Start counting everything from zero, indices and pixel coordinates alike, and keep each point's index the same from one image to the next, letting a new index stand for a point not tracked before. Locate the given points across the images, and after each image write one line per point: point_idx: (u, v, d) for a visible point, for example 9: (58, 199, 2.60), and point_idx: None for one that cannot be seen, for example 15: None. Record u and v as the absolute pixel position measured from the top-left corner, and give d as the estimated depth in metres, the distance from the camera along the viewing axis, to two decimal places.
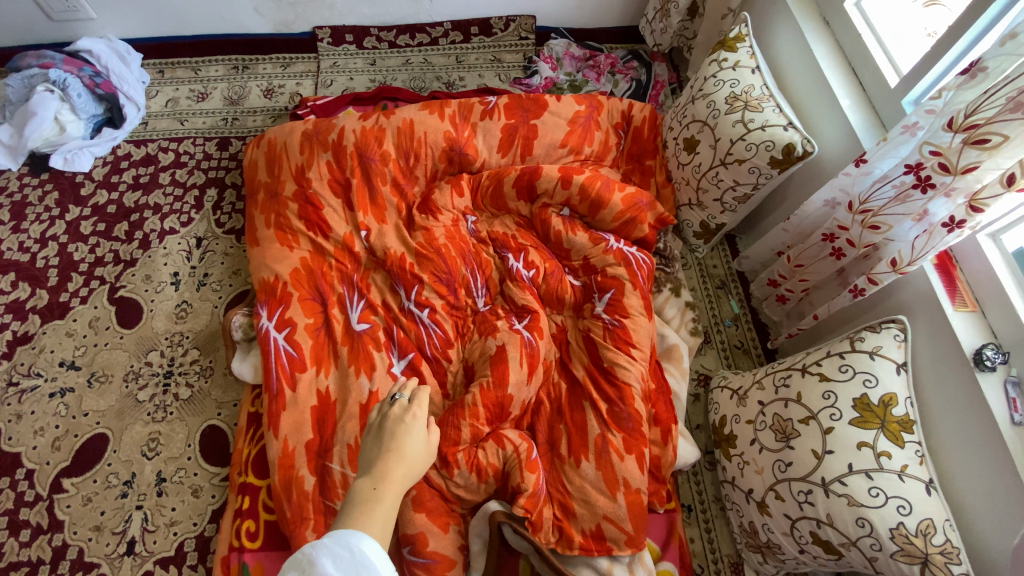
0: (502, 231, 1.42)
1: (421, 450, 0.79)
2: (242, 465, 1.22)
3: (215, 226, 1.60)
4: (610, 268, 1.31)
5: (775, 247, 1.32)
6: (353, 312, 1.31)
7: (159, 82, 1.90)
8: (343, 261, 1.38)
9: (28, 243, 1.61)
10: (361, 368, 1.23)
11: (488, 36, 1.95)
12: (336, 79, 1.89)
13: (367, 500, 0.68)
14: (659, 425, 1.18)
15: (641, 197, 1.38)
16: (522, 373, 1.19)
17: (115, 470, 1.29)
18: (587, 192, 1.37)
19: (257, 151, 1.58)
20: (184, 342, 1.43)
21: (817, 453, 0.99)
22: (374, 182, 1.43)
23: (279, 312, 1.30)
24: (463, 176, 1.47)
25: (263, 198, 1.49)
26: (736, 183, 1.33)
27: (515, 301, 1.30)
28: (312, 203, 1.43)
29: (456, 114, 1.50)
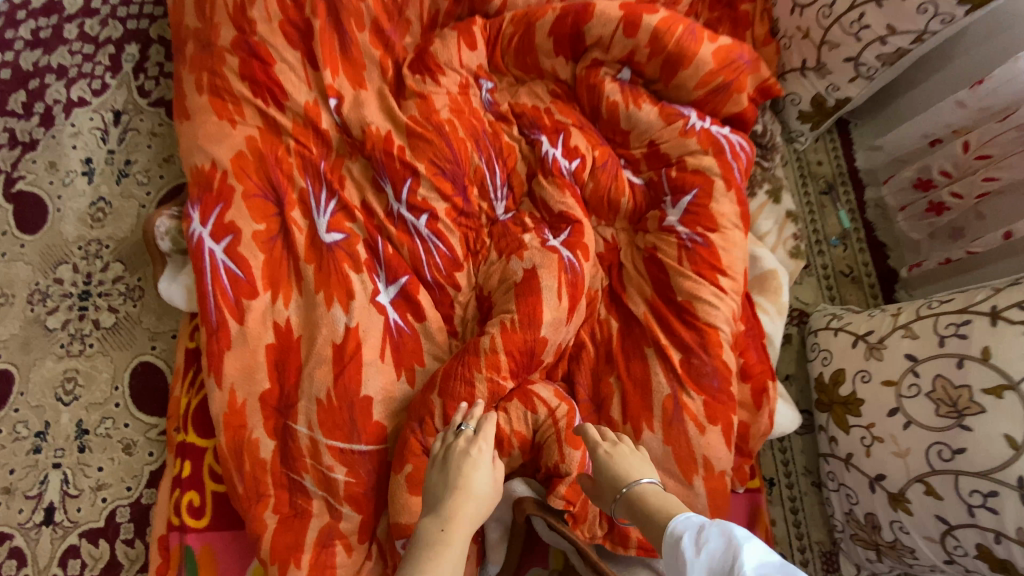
0: (531, 104, 1.00)
1: (491, 489, 0.70)
2: (180, 420, 0.91)
3: (137, 96, 1.17)
4: (691, 158, 0.90)
5: (928, 134, 0.93)
6: (320, 218, 0.92)
7: None
8: (305, 143, 0.97)
9: None
10: (333, 296, 0.87)
11: None
12: None
13: (434, 545, 0.61)
14: (750, 382, 0.84)
15: (740, 51, 0.94)
16: (561, 308, 0.83)
17: (25, 418, 0.99)
18: (660, 42, 0.92)
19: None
20: (103, 254, 1.07)
21: (1013, 442, 0.65)
22: (346, 26, 0.98)
23: (216, 214, 0.92)
24: (475, 20, 1.01)
25: (192, 50, 1.05)
26: (889, 31, 0.91)
27: (551, 204, 0.91)
28: (258, 57, 0.99)
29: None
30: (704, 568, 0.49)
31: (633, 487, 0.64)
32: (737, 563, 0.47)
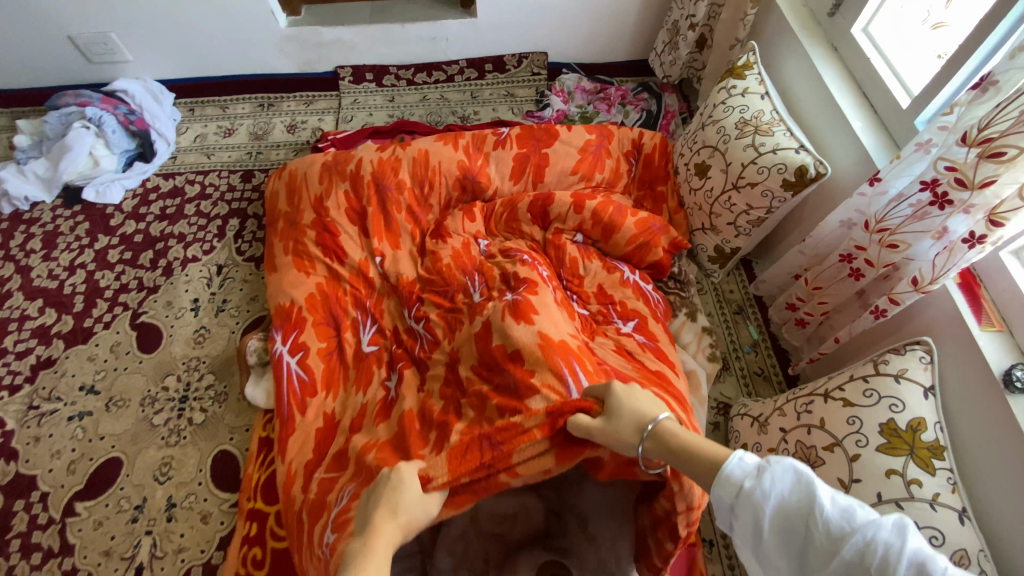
0: (513, 247, 1.38)
1: (416, 503, 0.82)
2: (249, 492, 1.21)
3: (235, 254, 1.64)
4: (629, 300, 1.32)
5: (792, 271, 1.28)
6: (365, 335, 1.32)
7: (188, 120, 1.97)
8: (357, 287, 1.39)
9: (57, 270, 1.64)
10: (359, 386, 1.23)
11: (501, 72, 2.01)
12: (356, 115, 1.96)
13: (357, 563, 0.70)
14: None
15: (654, 222, 1.39)
16: (553, 320, 1.11)
17: (127, 494, 1.29)
18: (599, 217, 1.38)
19: (279, 178, 1.62)
20: (200, 367, 1.45)
21: (843, 482, 0.94)
22: (390, 211, 1.46)
23: (293, 336, 1.31)
24: (476, 204, 1.49)
25: (284, 224, 1.54)
26: (749, 207, 1.32)
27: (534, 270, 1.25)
28: (328, 228, 1.47)
29: (470, 144, 1.54)
30: (776, 497, 0.60)
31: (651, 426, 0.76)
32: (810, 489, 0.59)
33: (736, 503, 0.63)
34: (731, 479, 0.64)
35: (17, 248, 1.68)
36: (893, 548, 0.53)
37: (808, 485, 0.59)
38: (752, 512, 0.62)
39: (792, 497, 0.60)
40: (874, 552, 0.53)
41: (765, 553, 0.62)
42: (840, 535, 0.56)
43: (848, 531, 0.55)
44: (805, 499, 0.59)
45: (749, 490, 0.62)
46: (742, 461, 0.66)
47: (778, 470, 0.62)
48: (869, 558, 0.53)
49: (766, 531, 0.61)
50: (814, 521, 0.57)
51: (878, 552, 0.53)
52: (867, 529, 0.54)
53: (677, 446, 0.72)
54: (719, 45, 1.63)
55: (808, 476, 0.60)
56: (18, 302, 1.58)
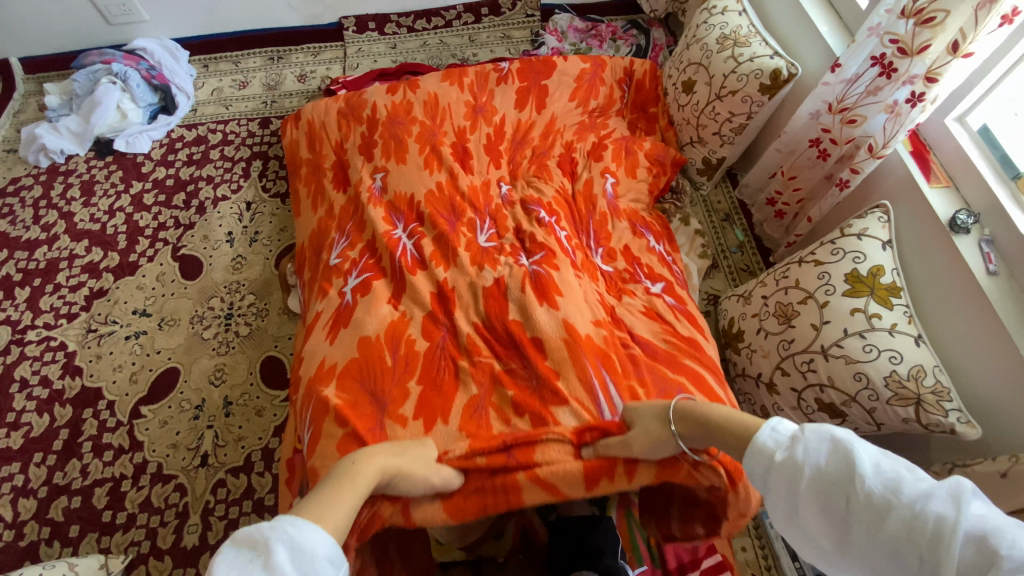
0: (535, 195, 1.41)
1: (422, 463, 0.88)
2: (298, 383, 1.36)
3: (262, 191, 1.77)
4: (656, 266, 1.35)
5: (770, 169, 1.42)
6: (336, 251, 1.35)
7: (204, 75, 2.07)
8: (342, 215, 1.43)
9: (98, 214, 1.77)
10: (320, 292, 1.29)
11: (497, 16, 2.12)
12: (362, 62, 2.08)
13: (345, 473, 0.79)
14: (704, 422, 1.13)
15: (661, 152, 1.57)
16: (576, 305, 1.14)
17: (187, 397, 1.44)
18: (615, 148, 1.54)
19: (300, 125, 1.69)
20: (241, 289, 1.59)
21: (815, 326, 1.10)
22: (401, 139, 1.51)
23: (303, 277, 1.45)
24: (483, 124, 1.58)
25: (305, 158, 1.64)
26: (731, 114, 1.46)
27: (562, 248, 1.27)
28: (343, 157, 1.59)
29: (473, 82, 1.65)
30: (815, 466, 0.65)
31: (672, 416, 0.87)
32: (851, 457, 0.63)
33: (774, 473, 0.69)
34: (766, 448, 0.71)
35: (57, 197, 1.81)
36: (946, 518, 0.55)
37: (848, 454, 0.64)
38: (793, 482, 0.67)
39: (834, 465, 0.64)
40: (923, 522, 0.56)
41: (804, 521, 0.66)
42: (884, 505, 0.59)
43: (896, 502, 0.59)
44: (848, 471, 0.63)
45: (784, 459, 0.69)
46: (776, 430, 0.72)
47: (816, 438, 0.67)
48: (918, 529, 0.56)
49: (807, 497, 0.65)
50: (855, 491, 0.61)
51: (927, 522, 0.56)
52: (913, 500, 0.58)
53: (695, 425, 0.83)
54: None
55: (848, 444, 0.65)
56: (66, 243, 1.72)
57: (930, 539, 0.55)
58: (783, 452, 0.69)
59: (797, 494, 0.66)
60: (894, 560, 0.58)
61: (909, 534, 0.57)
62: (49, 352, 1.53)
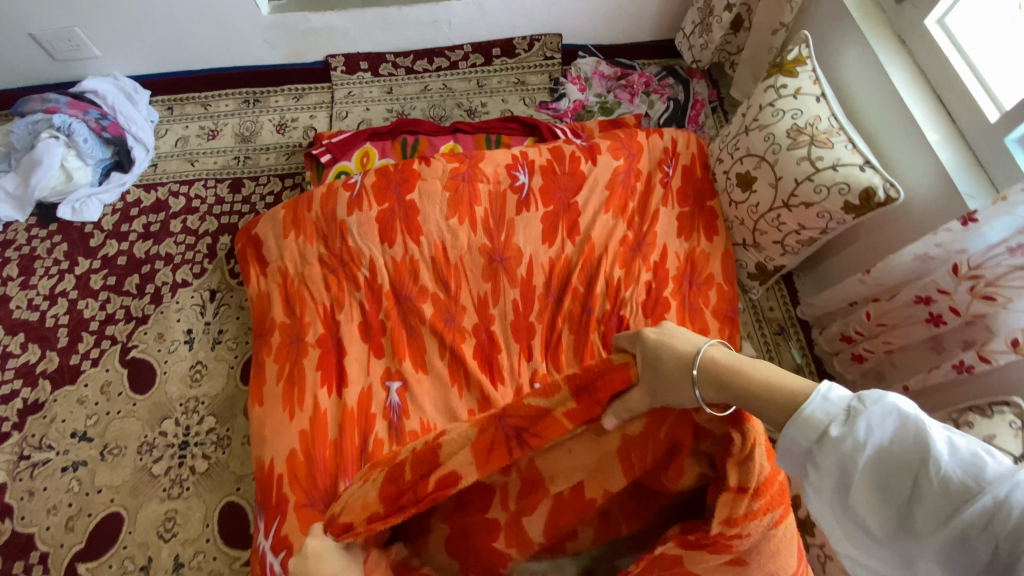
0: None
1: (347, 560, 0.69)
2: (259, 558, 1.11)
3: (229, 277, 1.51)
4: None
5: (847, 298, 1.14)
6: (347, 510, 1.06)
7: (168, 120, 1.79)
8: (351, 433, 1.15)
9: (37, 300, 1.51)
10: None
11: (510, 58, 1.82)
12: (352, 111, 1.80)
13: None
14: None
15: (728, 306, 1.30)
16: None
17: (131, 554, 1.21)
18: (661, 270, 1.31)
19: (275, 262, 1.36)
20: (199, 409, 1.35)
21: None
22: (411, 323, 1.27)
23: (275, 528, 1.08)
24: (505, 287, 1.29)
25: (279, 298, 1.33)
26: (800, 227, 1.18)
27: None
28: (334, 312, 1.29)
29: (488, 214, 1.35)
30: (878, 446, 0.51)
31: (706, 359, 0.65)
32: (924, 434, 0.49)
33: (819, 456, 0.53)
34: (813, 424, 0.54)
35: None
36: None
37: (916, 430, 0.50)
38: (845, 471, 0.52)
39: (899, 445, 0.50)
40: (1008, 511, 0.44)
41: (851, 506, 0.52)
42: (960, 493, 0.47)
43: (976, 489, 0.46)
44: (909, 450, 0.50)
45: (838, 435, 0.53)
46: (829, 390, 0.56)
47: (881, 414, 0.52)
48: (1001, 522, 0.44)
49: (859, 482, 0.51)
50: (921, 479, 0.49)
51: (1014, 514, 0.44)
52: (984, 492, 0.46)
53: (726, 375, 0.62)
54: (761, 27, 1.45)
55: (916, 419, 0.50)
56: None
57: (1014, 535, 0.44)
58: (851, 432, 0.52)
59: (852, 485, 0.51)
60: (963, 556, 0.46)
61: (983, 533, 0.45)
62: None
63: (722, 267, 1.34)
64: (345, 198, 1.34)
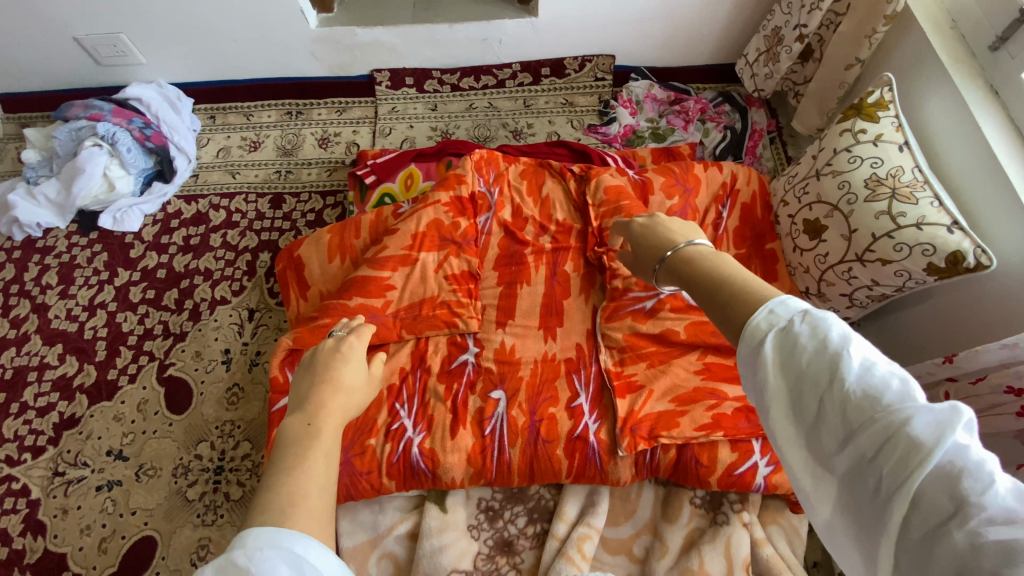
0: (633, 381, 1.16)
1: (361, 381, 0.83)
2: None
3: (267, 296, 1.48)
4: None
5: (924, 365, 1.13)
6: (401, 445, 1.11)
7: (209, 130, 1.76)
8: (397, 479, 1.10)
9: (76, 310, 1.50)
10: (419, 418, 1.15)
11: (559, 78, 1.77)
12: (395, 127, 1.77)
13: (302, 435, 0.70)
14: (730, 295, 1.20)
15: None
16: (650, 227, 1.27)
17: None
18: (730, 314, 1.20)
19: (318, 288, 1.33)
20: (235, 433, 1.32)
21: None
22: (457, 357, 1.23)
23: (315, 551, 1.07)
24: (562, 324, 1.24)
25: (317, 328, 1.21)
26: (873, 283, 1.15)
27: (655, 419, 1.10)
28: (381, 341, 1.24)
29: (547, 246, 1.30)
30: (794, 342, 0.52)
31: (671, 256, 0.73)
32: (842, 351, 0.50)
33: (746, 356, 0.55)
34: (755, 334, 0.55)
35: (32, 282, 1.55)
36: (924, 442, 0.45)
37: (835, 351, 0.50)
38: (761, 353, 0.54)
39: (818, 363, 0.51)
40: (901, 441, 0.45)
41: (768, 409, 0.54)
42: (859, 414, 0.48)
43: (875, 413, 0.47)
44: (824, 368, 0.51)
45: (774, 340, 0.54)
46: (784, 304, 0.55)
47: (814, 327, 0.53)
48: (893, 448, 0.46)
49: (774, 389, 0.53)
50: (827, 391, 0.50)
51: (904, 443, 0.45)
52: (897, 416, 0.46)
53: (693, 269, 0.67)
54: (832, 61, 1.39)
55: (840, 341, 0.51)
56: (37, 347, 1.46)
57: (899, 463, 0.45)
58: (772, 318, 0.54)
59: (765, 368, 0.53)
60: (857, 479, 0.49)
61: (882, 451, 0.47)
62: (9, 497, 1.30)
63: None
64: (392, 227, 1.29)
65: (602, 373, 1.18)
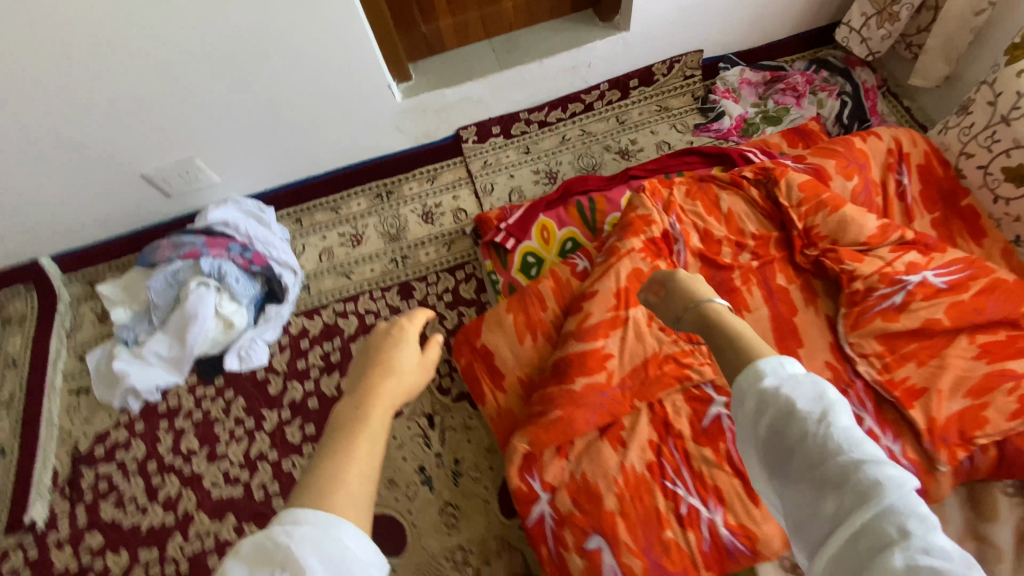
0: (909, 381, 1.07)
1: (416, 366, 0.77)
2: None
3: (441, 396, 1.33)
4: None
5: None
6: (697, 531, 1.00)
7: (301, 235, 1.63)
8: (711, 565, 1.00)
9: (234, 470, 1.34)
10: (705, 495, 1.03)
11: (649, 86, 1.68)
12: (496, 181, 1.64)
13: (352, 420, 0.67)
14: (966, 266, 1.13)
15: None
16: (859, 216, 1.17)
17: None
18: (987, 284, 1.10)
19: (516, 375, 1.19)
20: (471, 559, 1.17)
21: None
22: (703, 410, 1.11)
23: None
24: (802, 345, 1.15)
25: (555, 424, 1.07)
26: None
27: (958, 419, 1.02)
28: (615, 418, 1.11)
29: (754, 263, 1.20)
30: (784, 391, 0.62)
31: (696, 303, 0.81)
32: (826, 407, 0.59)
33: (746, 396, 0.65)
34: (757, 375, 0.65)
35: (170, 452, 1.38)
36: (884, 484, 0.52)
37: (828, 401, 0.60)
38: (762, 394, 0.63)
39: (806, 407, 0.60)
40: (862, 475, 0.54)
41: (758, 436, 0.63)
42: (834, 450, 0.56)
43: (846, 451, 0.56)
44: (812, 410, 0.59)
45: (771, 387, 0.63)
46: (780, 362, 0.65)
47: (808, 385, 0.62)
48: (854, 480, 0.54)
49: (767, 424, 0.62)
50: (806, 422, 0.59)
51: (864, 478, 0.53)
52: (867, 460, 0.54)
53: (714, 324, 0.76)
54: (956, 13, 1.30)
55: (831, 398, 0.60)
56: (206, 525, 1.29)
57: (861, 494, 0.53)
58: (772, 375, 0.64)
59: (764, 405, 0.62)
60: (817, 501, 0.56)
61: (842, 483, 0.54)
62: None
63: (1009, 266, 1.20)
64: (586, 290, 1.17)
65: (875, 386, 1.09)
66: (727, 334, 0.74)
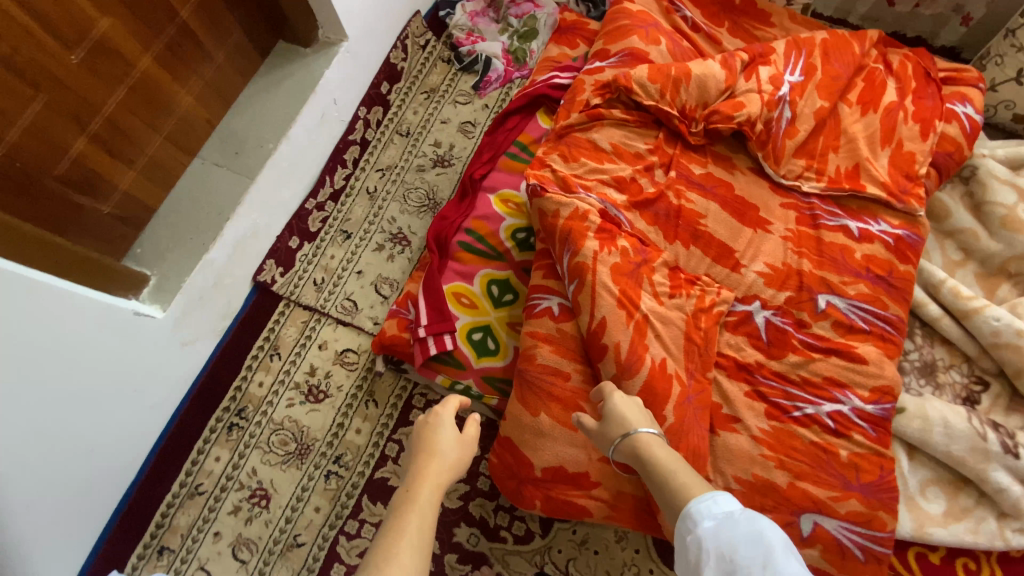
0: (843, 169, 1.13)
1: (455, 447, 0.79)
2: None
3: (531, 544, 1.07)
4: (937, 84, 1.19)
5: None
6: (853, 423, 0.96)
7: (187, 557, 1.09)
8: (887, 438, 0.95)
9: None
10: (826, 392, 0.98)
11: (401, 80, 1.41)
12: (348, 291, 1.26)
13: (402, 502, 0.71)
14: (797, 47, 1.17)
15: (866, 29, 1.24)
16: (705, 66, 1.12)
17: None
18: (819, 54, 1.17)
19: (602, 461, 0.95)
20: None
21: None
22: (754, 329, 1.04)
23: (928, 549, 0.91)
24: (759, 206, 1.12)
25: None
26: None
27: (897, 168, 1.11)
28: (710, 408, 0.98)
29: (672, 172, 1.10)
30: (726, 542, 0.62)
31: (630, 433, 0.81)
32: (766, 549, 0.59)
33: (695, 548, 0.64)
34: (695, 522, 0.66)
35: None
36: None
37: (761, 530, 0.61)
38: (705, 541, 0.63)
39: (748, 549, 0.59)
40: None
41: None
42: None
43: None
44: (751, 546, 0.60)
45: (712, 538, 0.63)
46: (713, 504, 0.67)
47: (745, 525, 0.62)
48: None
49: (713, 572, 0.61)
50: (750, 571, 0.57)
51: None
52: None
53: (648, 465, 0.77)
54: None
55: (762, 531, 0.61)
56: None
57: None
58: (712, 527, 0.64)
59: (706, 552, 0.62)
60: None
61: None
62: None
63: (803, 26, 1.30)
64: (587, 327, 0.94)
65: (829, 192, 1.12)
66: (664, 469, 0.74)
